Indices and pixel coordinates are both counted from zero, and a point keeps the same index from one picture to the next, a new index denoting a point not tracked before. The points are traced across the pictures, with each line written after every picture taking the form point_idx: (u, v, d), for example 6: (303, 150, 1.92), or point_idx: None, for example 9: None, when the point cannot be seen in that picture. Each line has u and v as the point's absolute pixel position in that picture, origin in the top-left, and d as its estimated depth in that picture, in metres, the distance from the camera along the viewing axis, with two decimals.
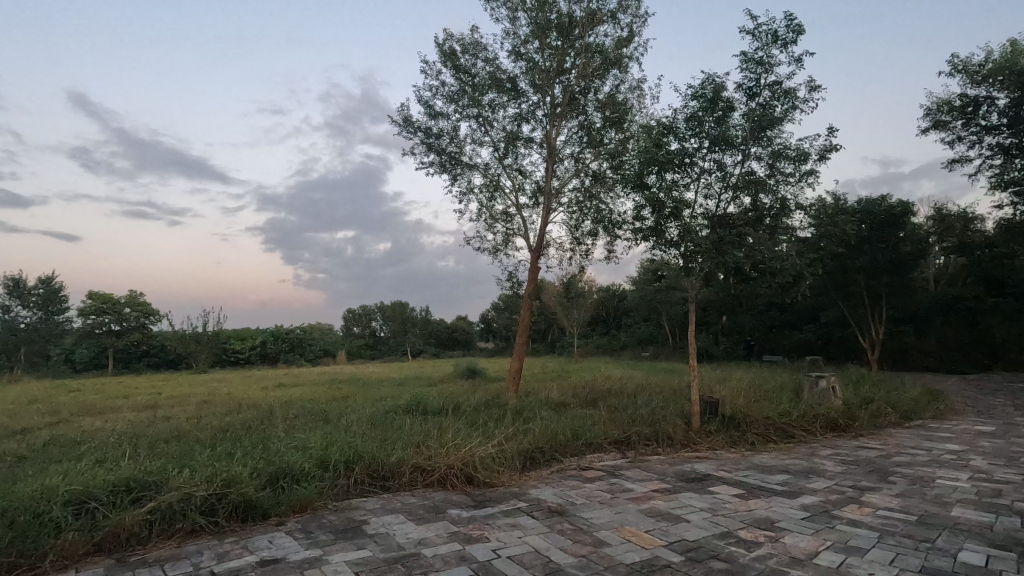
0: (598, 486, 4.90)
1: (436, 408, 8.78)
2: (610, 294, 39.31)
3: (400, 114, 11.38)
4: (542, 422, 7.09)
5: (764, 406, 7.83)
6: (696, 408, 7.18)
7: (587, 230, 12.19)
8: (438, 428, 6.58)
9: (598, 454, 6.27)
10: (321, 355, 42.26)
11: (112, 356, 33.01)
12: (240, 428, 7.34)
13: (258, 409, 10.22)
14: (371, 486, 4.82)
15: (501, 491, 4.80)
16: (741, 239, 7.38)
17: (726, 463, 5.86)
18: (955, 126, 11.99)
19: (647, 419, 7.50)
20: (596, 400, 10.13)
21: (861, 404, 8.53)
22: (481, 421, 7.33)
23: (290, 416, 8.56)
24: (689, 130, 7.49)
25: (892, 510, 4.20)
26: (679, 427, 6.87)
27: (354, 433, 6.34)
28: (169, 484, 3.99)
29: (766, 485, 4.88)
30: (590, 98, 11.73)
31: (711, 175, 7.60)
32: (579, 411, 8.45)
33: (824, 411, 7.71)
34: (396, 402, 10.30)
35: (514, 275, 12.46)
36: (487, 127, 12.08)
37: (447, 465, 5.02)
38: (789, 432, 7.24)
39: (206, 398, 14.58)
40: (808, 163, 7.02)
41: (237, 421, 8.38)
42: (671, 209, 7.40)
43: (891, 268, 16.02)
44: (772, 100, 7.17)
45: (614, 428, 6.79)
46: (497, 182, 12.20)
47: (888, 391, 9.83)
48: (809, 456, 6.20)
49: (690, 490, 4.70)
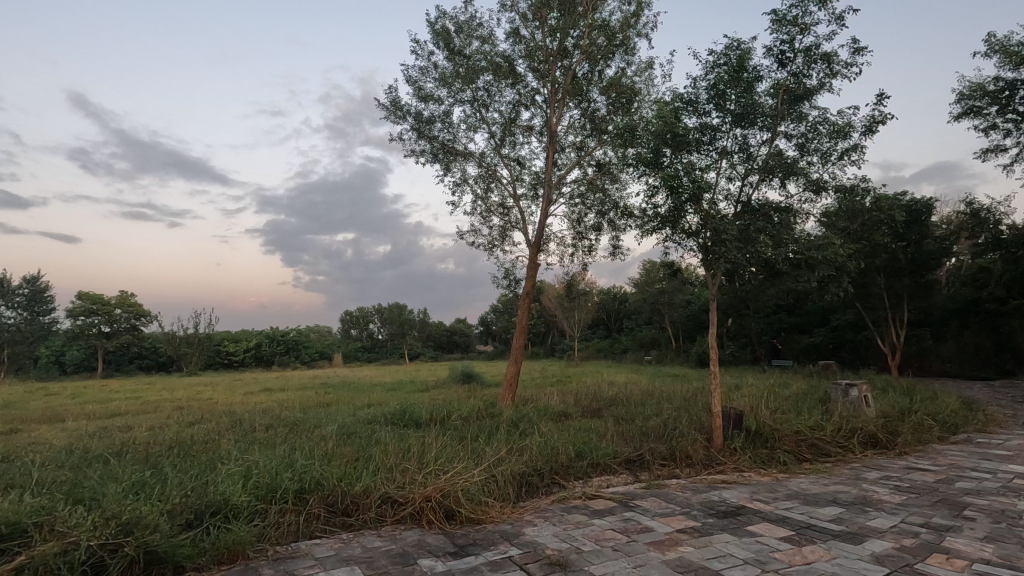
0: (610, 523, 3.96)
1: (422, 419, 7.87)
2: (611, 297, 38.44)
3: (387, 96, 10.47)
4: (541, 438, 6.15)
5: (793, 419, 6.89)
6: (717, 422, 6.24)
7: (590, 224, 11.31)
8: (418, 445, 5.67)
9: (607, 477, 5.34)
10: (317, 358, 41.36)
11: (103, 357, 32.12)
12: (193, 445, 6.37)
13: (230, 418, 9.29)
14: (329, 525, 3.87)
15: (489, 530, 3.86)
16: (770, 225, 6.47)
17: (761, 490, 4.91)
18: (989, 113, 11.07)
19: (661, 435, 6.55)
20: (600, 410, 9.19)
21: (899, 415, 7.58)
22: (471, 438, 6.39)
23: (256, 429, 7.60)
24: (709, 104, 6.61)
25: (991, 563, 3.25)
26: (698, 445, 5.94)
27: (319, 451, 5.43)
28: (49, 530, 3.06)
29: (819, 524, 3.93)
30: (594, 82, 10.83)
31: (735, 156, 6.69)
32: (581, 424, 7.48)
33: (863, 425, 6.77)
34: (380, 411, 9.36)
35: (511, 272, 11.55)
36: (482, 112, 11.18)
37: (424, 497, 4.07)
38: (825, 450, 6.30)
39: (185, 404, 13.66)
40: (849, 139, 6.05)
41: (196, 434, 7.41)
42: (689, 193, 6.54)
43: (913, 268, 15.05)
44: (806, 68, 6.24)
45: (624, 447, 5.87)
46: (493, 172, 11.31)
47: (922, 399, 8.90)
48: (856, 481, 5.25)
49: (726, 531, 3.74)
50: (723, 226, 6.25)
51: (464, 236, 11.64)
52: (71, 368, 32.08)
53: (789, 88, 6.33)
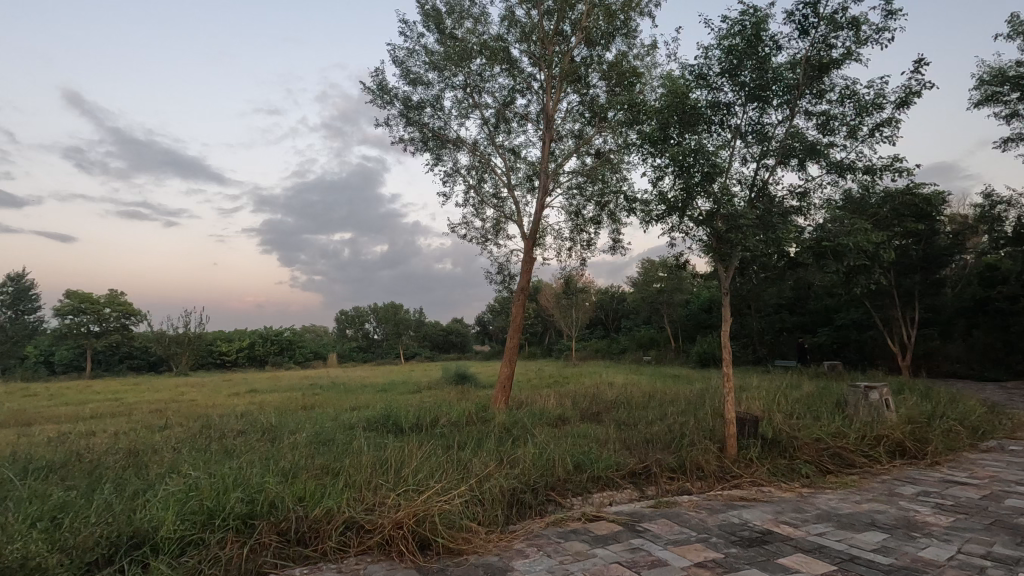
0: (615, 555, 3.32)
1: (407, 425, 7.23)
2: (609, 296, 37.91)
3: (373, 79, 9.84)
4: (534, 447, 5.54)
5: (812, 426, 6.28)
6: (731, 429, 5.62)
7: (589, 216, 10.72)
8: (397, 456, 5.05)
9: (609, 492, 4.73)
10: (311, 358, 40.72)
11: (91, 357, 31.41)
12: (147, 455, 5.72)
13: (202, 423, 8.63)
14: (281, 558, 3.25)
15: (470, 565, 3.22)
16: (790, 211, 5.88)
17: (786, 509, 4.29)
18: (1010, 99, 10.46)
19: (668, 444, 5.93)
20: (600, 414, 8.56)
21: (925, 420, 6.96)
22: (458, 448, 5.76)
23: (224, 437, 6.96)
24: (720, 78, 6.04)
25: None
26: (710, 456, 5.32)
27: (287, 464, 4.82)
28: None
29: (863, 555, 3.31)
30: (594, 66, 10.23)
31: (750, 136, 6.09)
32: (579, 430, 6.86)
33: (889, 432, 6.16)
34: (364, 414, 8.73)
35: (505, 268, 10.93)
36: (475, 98, 10.56)
37: (395, 523, 3.44)
38: (849, 460, 5.68)
39: (164, 406, 12.99)
40: (878, 114, 5.44)
41: (156, 441, 6.77)
42: (700, 176, 5.97)
43: (925, 265, 14.65)
44: (829, 38, 5.65)
45: (627, 458, 5.27)
46: (487, 161, 10.68)
47: (943, 402, 8.31)
48: (891, 498, 4.64)
49: (754, 566, 3.12)
50: (739, 212, 5.68)
51: (455, 229, 11.02)
52: (59, 368, 31.33)
53: (810, 58, 5.74)
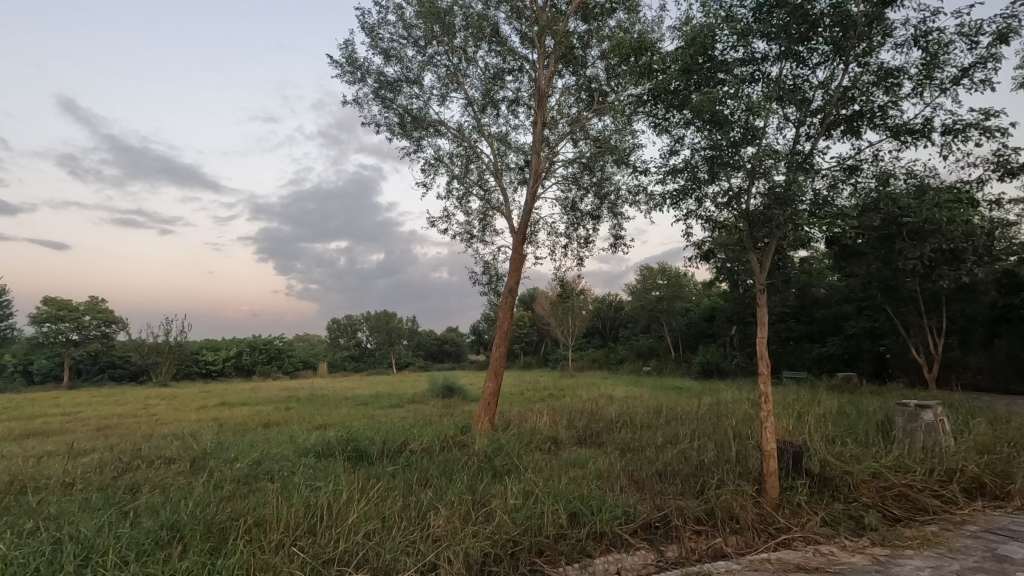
0: None
1: (368, 454, 5.95)
2: (607, 305, 36.82)
3: (342, 52, 8.64)
4: (520, 485, 4.27)
5: (864, 457, 5.05)
6: (770, 464, 4.36)
7: (588, 210, 9.56)
8: (331, 502, 3.80)
9: (615, 557, 3.47)
10: (302, 367, 39.32)
11: (69, 366, 29.94)
12: (13, 499, 4.38)
13: (133, 447, 7.30)
14: None
15: None
16: (844, 185, 4.73)
17: None
18: None
19: (689, 483, 4.66)
20: (601, 436, 7.32)
21: (994, 443, 5.73)
22: (420, 487, 4.48)
23: (141, 469, 5.63)
24: (753, 20, 4.88)
25: None
26: (747, 502, 4.06)
27: (177, 516, 3.56)
28: None
29: None
30: (594, 44, 9.06)
31: (789, 92, 4.92)
32: (577, 460, 5.60)
33: (962, 465, 4.93)
34: (323, 435, 7.42)
35: (493, 267, 9.69)
36: (459, 77, 9.38)
37: None
38: (920, 504, 4.45)
39: (117, 422, 11.67)
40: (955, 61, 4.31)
41: (52, 474, 5.43)
42: (731, 141, 4.80)
43: None
44: None
45: (637, 504, 4.04)
46: (473, 148, 9.47)
47: (999, 421, 7.07)
48: (1002, 567, 3.37)
49: None
50: (784, 184, 4.50)
51: (436, 224, 9.81)
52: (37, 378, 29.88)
53: None
